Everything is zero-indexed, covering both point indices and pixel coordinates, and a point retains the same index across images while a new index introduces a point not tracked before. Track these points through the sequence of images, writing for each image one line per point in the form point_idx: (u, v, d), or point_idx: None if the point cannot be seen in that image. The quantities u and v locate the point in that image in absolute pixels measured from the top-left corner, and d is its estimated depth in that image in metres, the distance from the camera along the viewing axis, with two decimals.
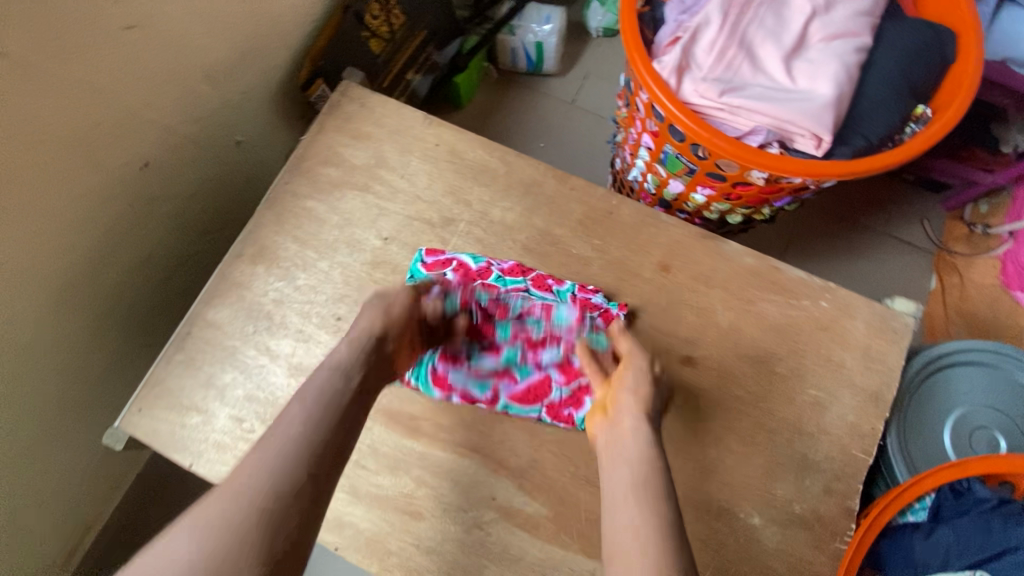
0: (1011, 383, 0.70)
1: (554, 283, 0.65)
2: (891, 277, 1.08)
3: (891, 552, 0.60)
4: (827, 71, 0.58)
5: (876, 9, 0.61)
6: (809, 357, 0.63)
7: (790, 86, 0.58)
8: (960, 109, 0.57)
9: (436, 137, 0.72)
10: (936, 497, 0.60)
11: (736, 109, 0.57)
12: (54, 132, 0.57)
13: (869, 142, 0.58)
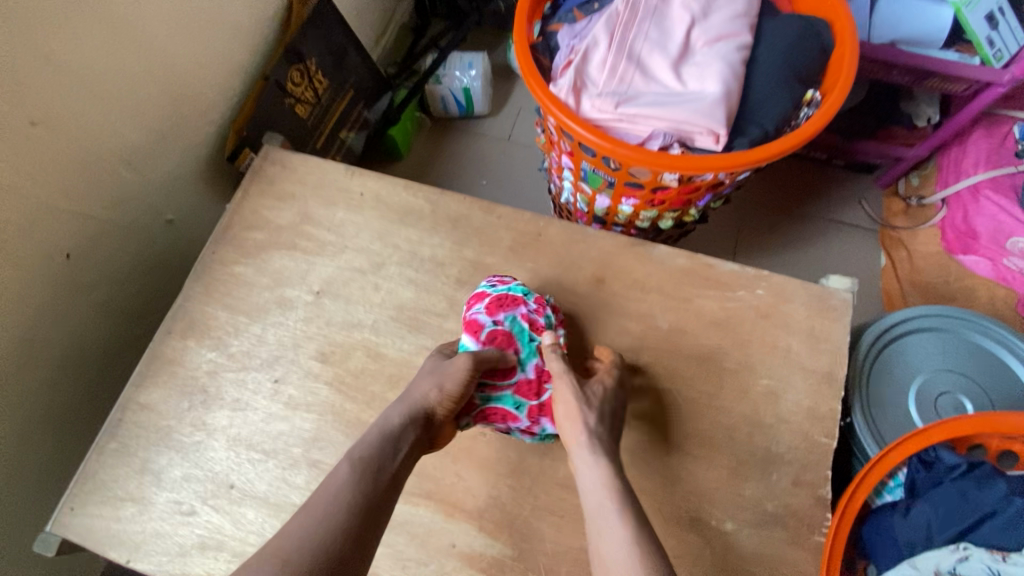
0: (965, 344, 0.70)
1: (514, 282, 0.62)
2: (840, 261, 1.10)
3: (874, 537, 0.57)
4: (714, 70, 0.60)
5: (753, 7, 0.64)
6: (754, 347, 0.62)
7: (682, 88, 0.60)
8: (844, 90, 0.59)
9: (360, 186, 0.73)
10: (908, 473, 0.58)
11: (634, 118, 0.59)
12: None
13: (764, 130, 0.60)
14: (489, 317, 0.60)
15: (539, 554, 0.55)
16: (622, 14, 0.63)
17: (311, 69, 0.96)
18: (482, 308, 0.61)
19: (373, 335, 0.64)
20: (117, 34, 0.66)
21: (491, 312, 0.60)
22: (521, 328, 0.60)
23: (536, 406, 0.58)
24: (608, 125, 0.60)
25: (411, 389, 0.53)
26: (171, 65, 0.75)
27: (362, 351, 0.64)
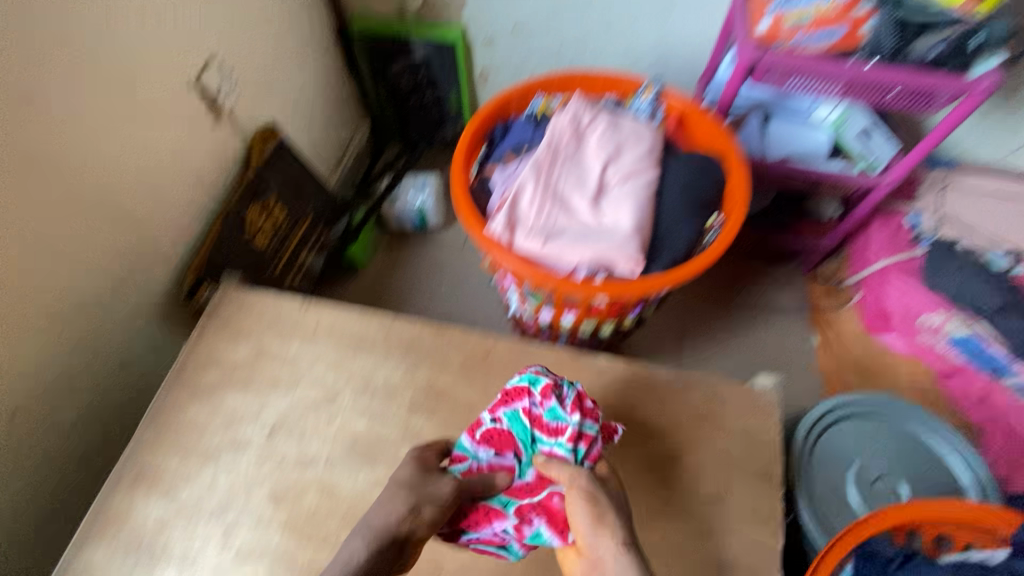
0: (889, 428, 0.76)
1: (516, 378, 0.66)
2: (777, 344, 1.17)
3: None
4: (627, 206, 0.69)
5: (656, 149, 0.75)
6: (695, 452, 0.66)
7: (601, 223, 0.68)
8: (740, 216, 0.68)
9: (315, 318, 0.76)
10: None
11: (561, 251, 0.67)
12: None
13: (676, 255, 0.69)
14: (489, 415, 0.63)
15: None
16: (546, 159, 0.73)
17: (269, 204, 1.03)
18: (487, 407, 0.65)
19: (327, 470, 0.65)
20: (82, 197, 0.71)
21: (493, 410, 0.64)
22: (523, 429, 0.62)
23: (526, 503, 0.58)
24: (540, 259, 0.67)
25: (377, 511, 0.54)
26: (132, 218, 0.79)
27: (316, 488, 0.64)
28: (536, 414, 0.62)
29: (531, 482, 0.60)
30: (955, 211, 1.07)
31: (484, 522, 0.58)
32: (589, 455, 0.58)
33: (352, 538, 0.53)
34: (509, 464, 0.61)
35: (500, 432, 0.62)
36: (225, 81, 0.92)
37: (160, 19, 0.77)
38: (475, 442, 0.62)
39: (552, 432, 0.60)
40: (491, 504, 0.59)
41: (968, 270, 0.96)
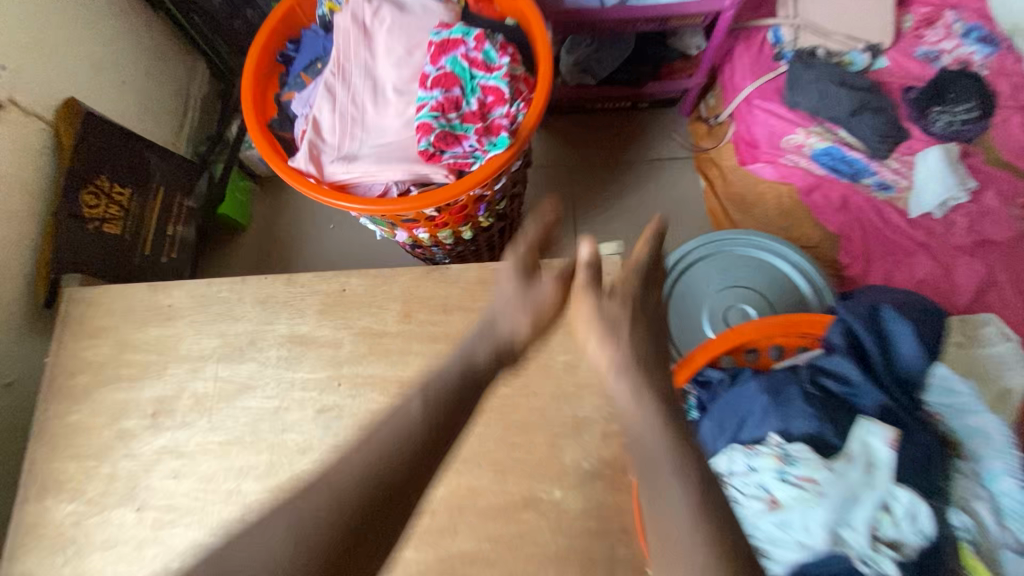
0: (740, 259, 0.79)
1: (442, 26, 0.67)
2: (665, 194, 1.18)
3: (735, 410, 0.60)
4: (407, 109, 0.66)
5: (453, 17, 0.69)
6: (550, 332, 0.69)
7: (384, 127, 0.66)
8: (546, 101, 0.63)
9: (167, 296, 0.75)
10: (716, 375, 0.65)
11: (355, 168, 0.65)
12: None
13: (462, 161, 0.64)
14: (432, 66, 0.65)
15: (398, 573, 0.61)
16: (331, 77, 0.68)
17: (103, 185, 0.94)
18: (426, 61, 0.66)
19: (214, 436, 0.68)
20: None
21: (433, 61, 0.65)
22: (461, 66, 0.65)
23: (478, 127, 0.63)
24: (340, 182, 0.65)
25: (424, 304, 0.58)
26: None
27: (208, 453, 0.68)
28: (480, 58, 0.65)
29: (476, 112, 0.64)
30: (809, 15, 1.03)
31: (449, 141, 0.63)
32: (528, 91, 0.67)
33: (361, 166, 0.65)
34: (455, 99, 0.64)
35: (442, 83, 0.64)
36: None
37: None
38: (428, 90, 0.64)
39: (482, 62, 0.65)
40: (449, 132, 0.63)
41: (827, 80, 0.97)
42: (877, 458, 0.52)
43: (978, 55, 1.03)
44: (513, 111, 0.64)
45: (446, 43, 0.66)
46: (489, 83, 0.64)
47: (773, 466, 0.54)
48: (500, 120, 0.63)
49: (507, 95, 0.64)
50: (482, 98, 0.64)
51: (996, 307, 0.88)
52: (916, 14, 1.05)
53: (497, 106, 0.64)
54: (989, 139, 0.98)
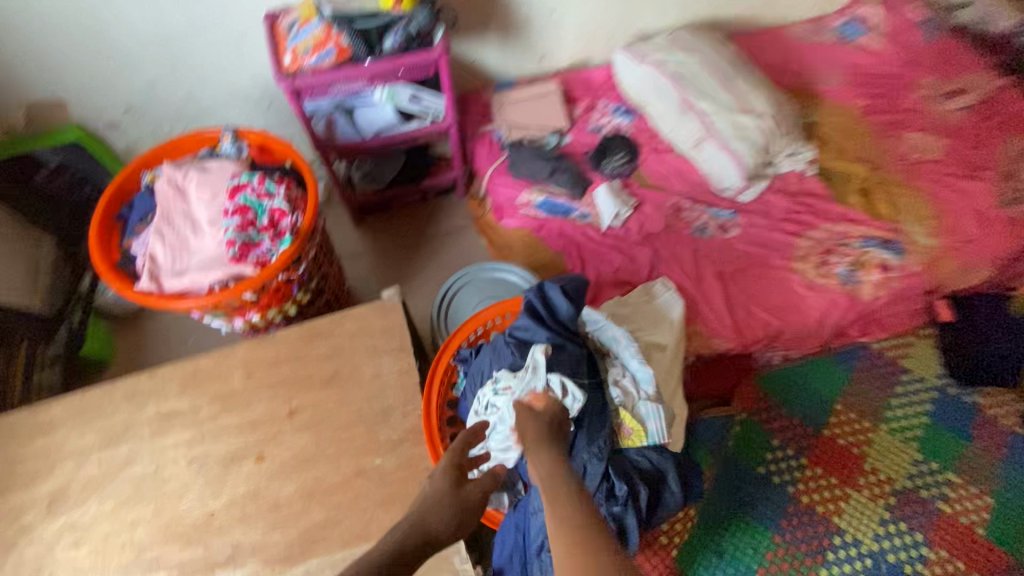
0: (485, 279, 1.16)
1: (236, 175, 1.00)
2: (459, 253, 1.58)
3: (475, 370, 0.96)
4: (217, 233, 0.97)
5: (243, 168, 1.03)
6: (357, 358, 0.99)
7: (204, 248, 0.96)
8: (314, 208, 0.98)
9: (44, 413, 0.93)
10: (467, 352, 1.00)
11: (186, 278, 0.93)
12: None
13: (266, 258, 0.96)
14: (231, 202, 0.97)
15: (273, 553, 0.83)
16: (159, 223, 0.97)
17: None
18: (226, 199, 0.98)
19: (104, 506, 0.86)
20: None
21: (232, 198, 0.97)
22: (252, 200, 0.98)
23: (271, 234, 0.96)
24: (177, 291, 0.93)
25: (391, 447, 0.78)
26: None
27: (99, 520, 0.85)
28: (265, 191, 0.98)
29: (268, 224, 0.97)
30: (512, 118, 1.53)
31: (253, 246, 0.95)
32: (303, 203, 1.01)
33: (199, 279, 0.93)
34: (252, 220, 0.97)
35: (241, 212, 0.96)
36: None
37: None
38: (232, 217, 0.96)
39: (266, 192, 0.98)
40: (252, 241, 0.95)
41: (530, 156, 1.45)
42: (538, 364, 0.84)
43: (626, 122, 1.58)
44: (293, 220, 0.98)
45: (240, 185, 0.99)
46: (273, 204, 0.98)
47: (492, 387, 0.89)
48: (286, 227, 0.98)
49: (288, 210, 0.98)
50: (270, 215, 0.98)
51: (666, 273, 1.35)
52: (580, 105, 1.60)
53: (282, 219, 0.98)
54: (641, 172, 1.51)
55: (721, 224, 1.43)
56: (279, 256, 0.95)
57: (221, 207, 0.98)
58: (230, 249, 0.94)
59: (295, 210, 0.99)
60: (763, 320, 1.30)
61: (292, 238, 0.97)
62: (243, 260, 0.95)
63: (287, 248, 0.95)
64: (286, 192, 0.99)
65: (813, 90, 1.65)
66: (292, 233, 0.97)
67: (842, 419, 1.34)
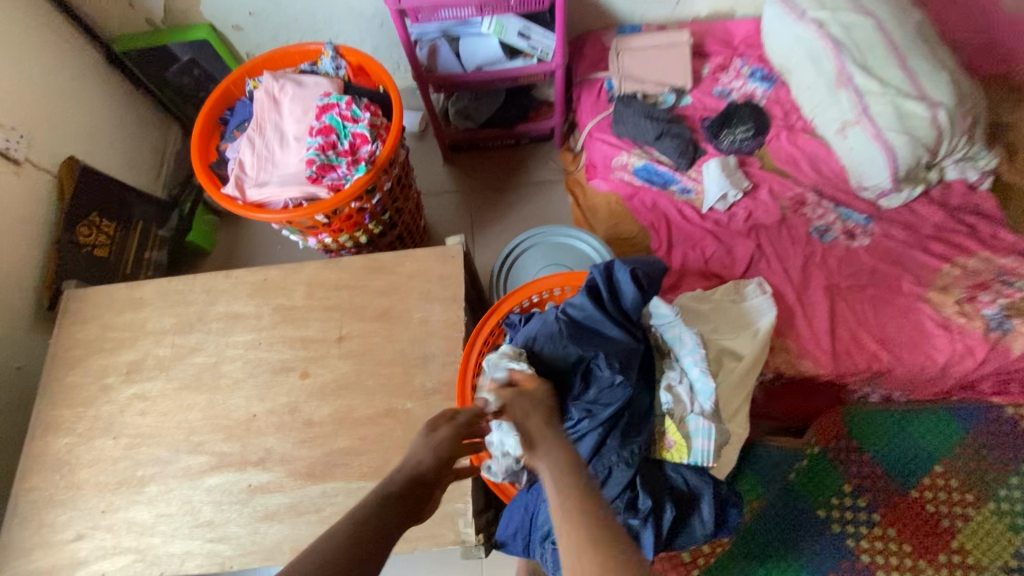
0: (557, 244, 1.09)
1: (327, 94, 0.99)
2: (542, 208, 1.50)
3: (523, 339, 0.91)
4: (300, 151, 0.97)
5: (336, 87, 1.01)
6: (410, 300, 0.99)
7: (286, 163, 0.97)
8: (393, 138, 0.95)
9: (137, 291, 1.03)
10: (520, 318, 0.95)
11: (264, 190, 0.95)
12: None
13: (340, 183, 0.95)
14: (318, 121, 0.97)
15: (300, 465, 0.88)
16: (251, 132, 0.99)
17: (95, 221, 1.25)
18: (314, 117, 0.98)
19: (171, 385, 0.95)
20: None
21: (319, 118, 0.97)
22: (338, 121, 0.96)
23: (349, 158, 0.95)
24: (255, 202, 0.95)
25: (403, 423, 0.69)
26: None
27: (166, 397, 0.95)
28: (350, 114, 0.97)
29: (347, 148, 0.96)
30: (628, 68, 1.37)
31: (330, 168, 0.95)
32: (385, 132, 0.98)
33: (277, 194, 0.95)
34: (333, 142, 0.96)
35: (325, 132, 0.96)
36: (10, 135, 1.11)
37: None
38: (315, 136, 0.96)
39: (351, 115, 0.96)
40: (329, 163, 0.94)
41: (638, 116, 1.30)
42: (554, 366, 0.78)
43: (761, 89, 1.36)
44: (371, 148, 0.96)
45: (329, 106, 0.98)
46: (355, 129, 0.96)
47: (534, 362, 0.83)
48: (364, 154, 0.96)
49: (369, 137, 0.96)
50: (350, 139, 0.96)
51: (765, 273, 1.18)
52: (711, 63, 1.39)
53: (362, 145, 0.96)
54: (765, 152, 1.30)
55: (848, 229, 1.21)
56: (351, 183, 0.93)
57: (309, 125, 0.98)
58: (308, 168, 0.94)
59: (376, 138, 0.97)
60: (870, 351, 1.11)
61: (367, 166, 0.95)
62: (319, 181, 0.94)
63: (361, 176, 0.94)
64: (371, 119, 0.97)
65: (1021, 81, 1.30)
66: (369, 161, 0.95)
67: (937, 484, 1.14)
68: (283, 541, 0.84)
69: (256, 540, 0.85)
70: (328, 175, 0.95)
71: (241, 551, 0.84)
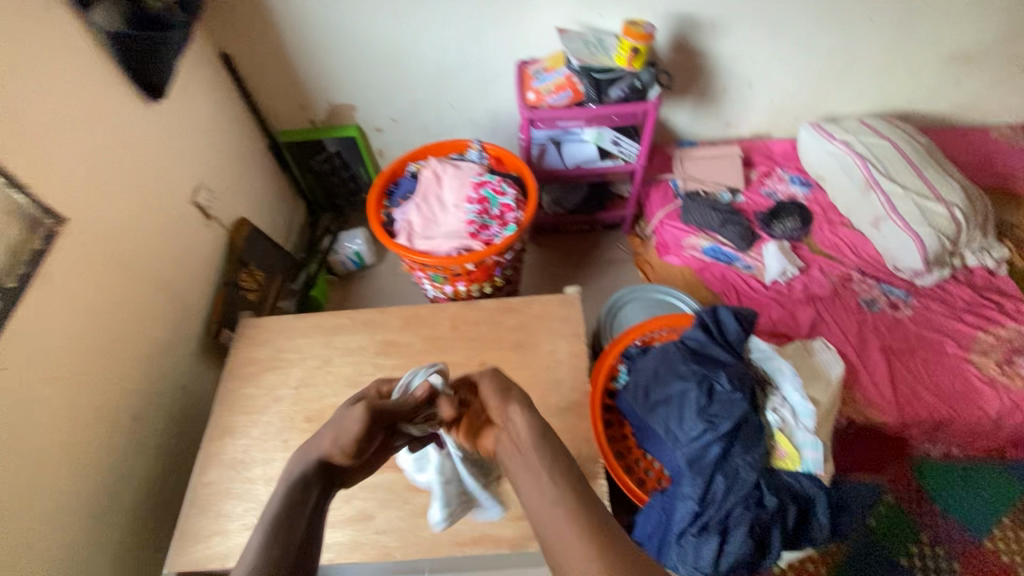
0: (652, 298, 1.30)
1: (480, 175, 1.29)
2: (616, 282, 1.73)
3: (641, 367, 1.09)
4: (459, 214, 1.24)
5: (484, 170, 1.32)
6: (539, 335, 1.17)
7: (447, 223, 1.24)
8: (534, 208, 1.23)
9: (305, 321, 1.22)
10: (632, 351, 1.14)
11: (432, 242, 1.20)
12: (92, 409, 0.99)
13: (492, 239, 1.21)
14: (475, 193, 1.26)
15: None
16: (418, 199, 1.27)
17: (252, 270, 1.48)
18: (471, 190, 1.26)
19: (336, 398, 1.11)
20: (135, 278, 1.13)
21: (476, 191, 1.26)
22: (491, 193, 1.25)
23: (500, 221, 1.22)
24: (423, 251, 1.19)
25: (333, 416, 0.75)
26: (172, 295, 1.22)
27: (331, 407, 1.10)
28: (500, 189, 1.26)
29: (498, 214, 1.24)
30: (691, 172, 1.69)
31: (486, 228, 1.22)
32: (524, 204, 1.27)
33: (441, 245, 1.20)
34: (487, 209, 1.24)
35: (482, 201, 1.24)
36: (209, 196, 1.39)
37: (161, 170, 1.22)
38: (474, 204, 1.24)
39: (501, 189, 1.26)
40: (485, 224, 1.22)
41: (704, 207, 1.58)
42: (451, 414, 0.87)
43: (802, 192, 1.66)
44: (516, 214, 1.23)
45: (483, 183, 1.27)
46: (504, 199, 1.25)
47: (663, 383, 1.01)
48: (510, 218, 1.23)
49: (514, 207, 1.24)
50: (500, 207, 1.24)
51: (826, 335, 1.38)
52: (757, 171, 1.71)
53: (508, 211, 1.24)
54: (811, 239, 1.56)
55: (891, 302, 1.42)
56: (503, 239, 1.19)
57: (466, 195, 1.26)
58: (470, 227, 1.21)
59: (519, 207, 1.25)
60: (927, 404, 1.26)
61: (514, 228, 1.22)
62: (476, 237, 1.20)
63: (510, 234, 1.20)
64: (515, 193, 1.26)
65: (1015, 192, 1.60)
66: (515, 223, 1.22)
67: (1008, 537, 1.22)
68: (440, 534, 0.94)
69: (414, 532, 0.95)
70: (484, 233, 1.21)
71: (401, 543, 0.94)
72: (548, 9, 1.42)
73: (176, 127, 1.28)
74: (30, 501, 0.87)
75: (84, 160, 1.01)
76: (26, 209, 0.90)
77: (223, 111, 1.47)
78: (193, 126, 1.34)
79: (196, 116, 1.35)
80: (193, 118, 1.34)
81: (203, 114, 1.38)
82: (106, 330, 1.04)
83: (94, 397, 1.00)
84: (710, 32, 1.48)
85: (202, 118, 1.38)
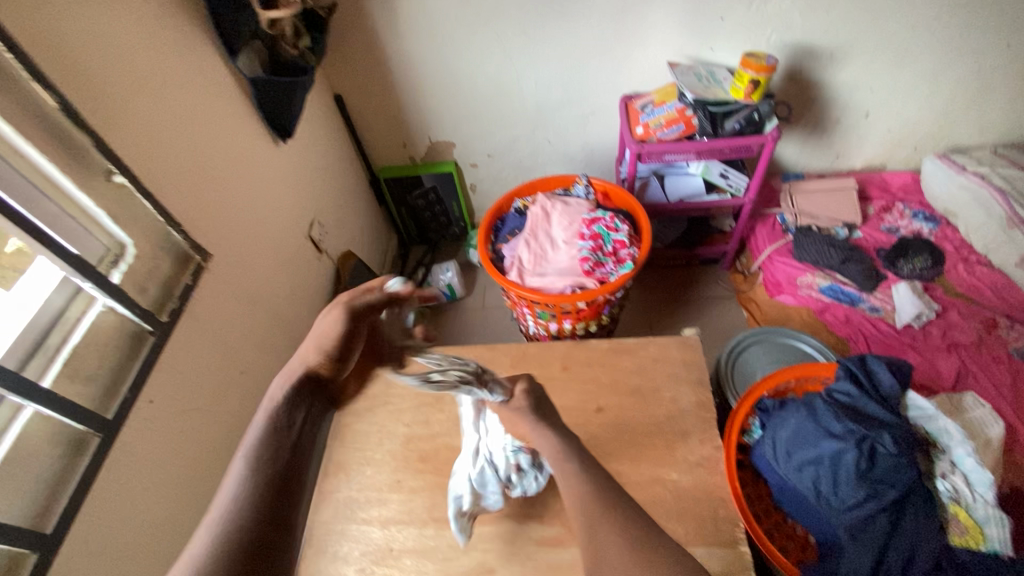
0: (774, 343, 1.22)
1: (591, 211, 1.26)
2: (717, 320, 1.64)
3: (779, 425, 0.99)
4: (569, 252, 1.21)
5: (594, 207, 1.28)
6: (659, 380, 1.11)
7: (558, 261, 1.20)
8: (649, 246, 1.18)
9: None
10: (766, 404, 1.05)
11: (543, 280, 1.17)
12: (219, 441, 1.01)
13: (606, 277, 1.16)
14: (587, 229, 1.21)
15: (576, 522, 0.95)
16: (528, 235, 1.24)
17: None
18: (582, 227, 1.23)
19: (449, 438, 1.09)
20: (259, 312, 1.16)
21: (587, 228, 1.22)
22: (603, 230, 1.20)
23: (613, 259, 1.17)
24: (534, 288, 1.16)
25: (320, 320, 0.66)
26: (287, 327, 1.25)
27: (445, 449, 1.07)
28: (613, 225, 1.21)
29: (611, 251, 1.18)
30: (802, 205, 1.60)
31: (598, 266, 1.16)
32: (638, 241, 1.21)
33: (553, 283, 1.16)
34: (600, 246, 1.19)
35: (594, 238, 1.20)
36: (320, 231, 1.43)
37: (283, 206, 1.27)
38: (585, 241, 1.20)
39: (613, 226, 1.21)
40: (598, 261, 1.17)
41: (820, 243, 1.48)
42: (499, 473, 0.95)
43: (928, 228, 1.53)
44: (630, 251, 1.18)
45: (594, 219, 1.23)
46: (617, 236, 1.19)
47: (812, 443, 0.91)
48: (624, 256, 1.18)
49: (628, 243, 1.18)
50: (613, 244, 1.19)
51: (973, 388, 1.23)
52: (875, 205, 1.59)
53: (621, 249, 1.18)
54: (944, 280, 1.43)
55: None
56: (618, 277, 1.14)
57: (577, 232, 1.22)
58: (583, 264, 1.16)
59: (632, 245, 1.19)
60: None
61: (628, 266, 1.16)
62: (589, 275, 1.16)
63: (626, 273, 1.14)
64: (628, 230, 1.20)
65: None
66: (630, 261, 1.17)
67: None
68: None
69: None
70: (597, 271, 1.16)
71: None
72: (657, 44, 1.40)
73: (296, 166, 1.33)
74: (166, 534, 0.88)
75: (226, 200, 1.06)
76: (179, 245, 0.93)
77: (333, 149, 1.53)
78: (310, 164, 1.40)
79: (312, 154, 1.41)
80: (309, 156, 1.40)
81: (317, 153, 1.44)
82: (234, 361, 1.06)
83: (223, 428, 1.02)
84: (827, 62, 1.41)
85: (317, 156, 1.44)
